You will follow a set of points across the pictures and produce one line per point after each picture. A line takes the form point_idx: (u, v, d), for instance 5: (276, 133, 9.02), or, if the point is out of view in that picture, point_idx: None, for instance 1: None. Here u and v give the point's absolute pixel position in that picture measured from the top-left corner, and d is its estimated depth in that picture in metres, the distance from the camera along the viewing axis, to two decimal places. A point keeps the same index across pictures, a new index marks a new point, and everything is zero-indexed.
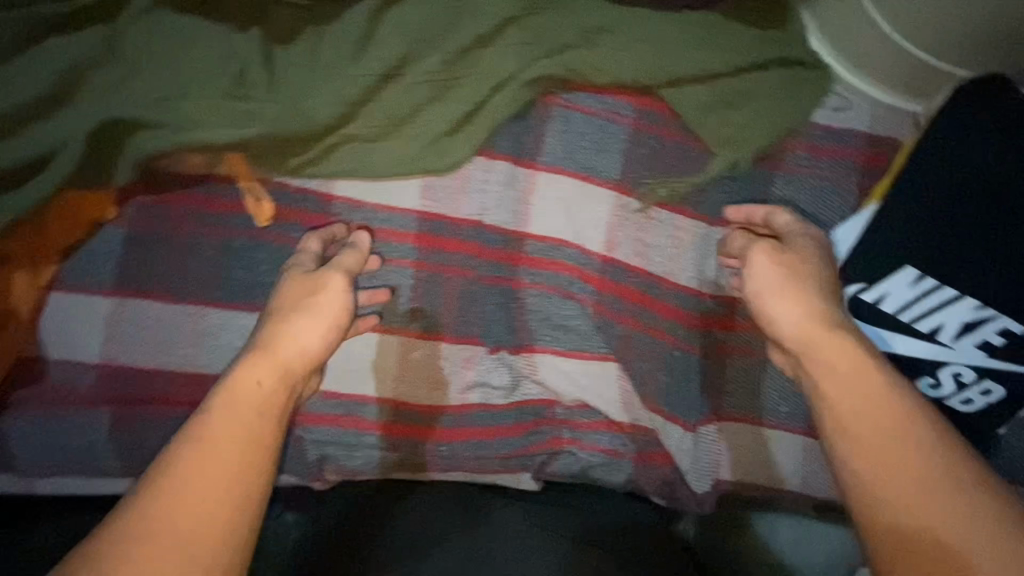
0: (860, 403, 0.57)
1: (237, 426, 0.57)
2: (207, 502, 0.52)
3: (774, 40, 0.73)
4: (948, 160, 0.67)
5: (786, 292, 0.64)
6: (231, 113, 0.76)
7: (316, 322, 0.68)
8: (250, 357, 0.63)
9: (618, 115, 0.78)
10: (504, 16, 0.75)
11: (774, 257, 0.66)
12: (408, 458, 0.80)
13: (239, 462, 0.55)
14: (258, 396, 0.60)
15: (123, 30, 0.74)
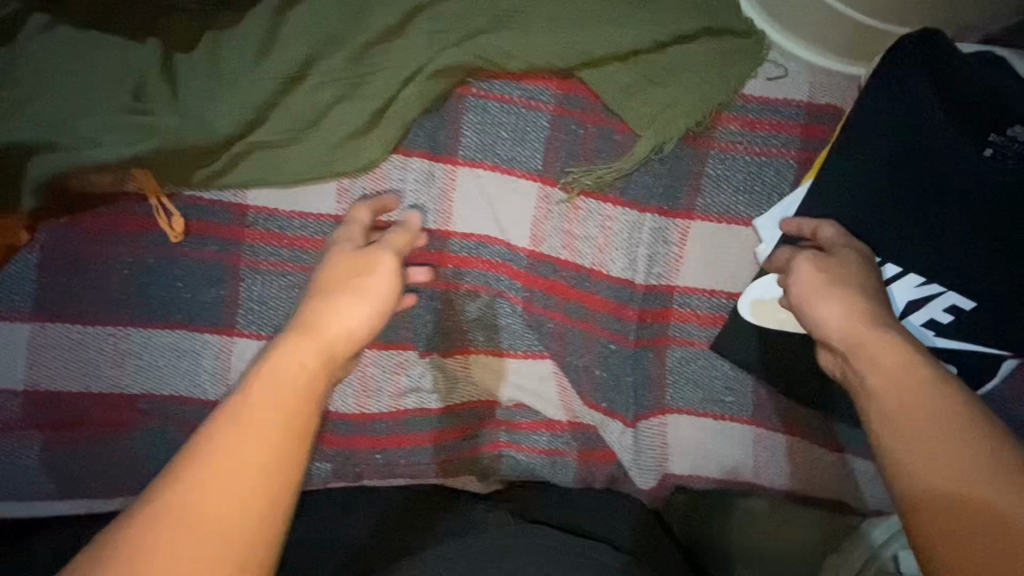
0: (901, 394, 0.51)
1: (267, 417, 0.47)
2: (224, 506, 0.43)
3: (698, 9, 0.72)
4: (885, 126, 0.65)
5: (831, 294, 0.59)
6: (126, 128, 0.68)
7: (360, 304, 0.59)
8: (295, 336, 0.54)
9: (536, 102, 0.74)
10: (408, 7, 0.72)
11: (819, 263, 0.62)
12: (461, 461, 0.78)
13: (267, 453, 0.45)
14: (299, 383, 0.50)
15: (16, 48, 0.68)
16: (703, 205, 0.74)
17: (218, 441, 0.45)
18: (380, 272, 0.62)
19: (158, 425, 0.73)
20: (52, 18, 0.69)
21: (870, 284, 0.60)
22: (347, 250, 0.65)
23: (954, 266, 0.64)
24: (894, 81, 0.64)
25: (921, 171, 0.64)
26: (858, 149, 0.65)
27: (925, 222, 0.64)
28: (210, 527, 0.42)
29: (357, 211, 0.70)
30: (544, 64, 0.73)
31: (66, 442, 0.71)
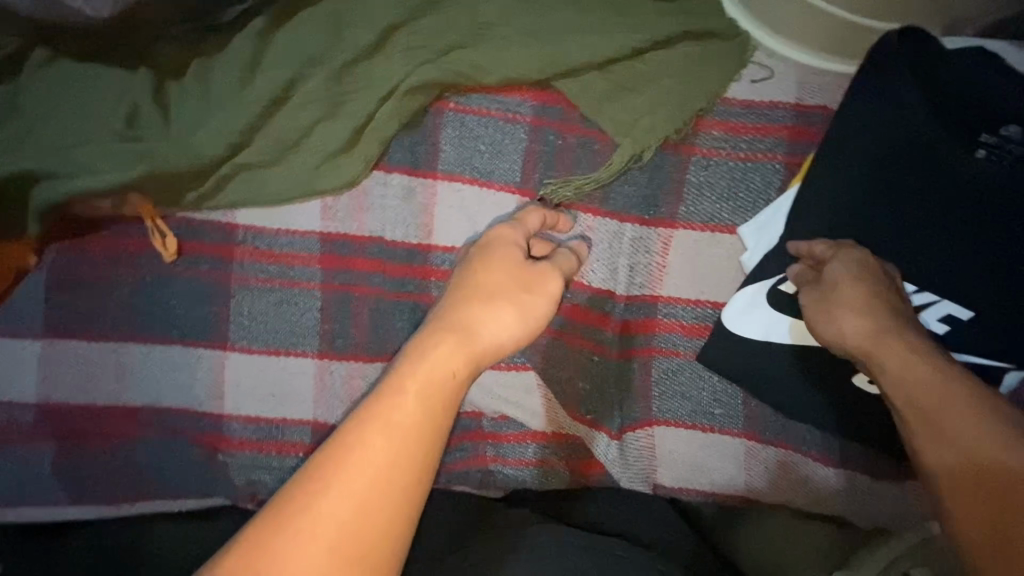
0: (923, 392, 0.53)
1: (412, 419, 0.49)
2: (368, 499, 0.46)
3: (679, 13, 0.71)
4: (876, 130, 0.64)
5: (838, 315, 0.59)
6: (120, 155, 0.72)
7: (518, 314, 0.59)
8: (449, 339, 0.54)
9: (514, 114, 0.75)
10: (385, 26, 0.73)
11: (816, 293, 0.61)
12: (556, 465, 0.76)
13: (403, 456, 0.48)
14: (449, 387, 0.52)
15: (23, 83, 0.72)
16: (685, 212, 0.72)
17: (372, 438, 0.48)
18: (542, 292, 0.61)
19: (155, 437, 0.76)
20: (52, 53, 0.73)
21: (882, 293, 0.59)
22: (506, 246, 0.64)
23: (953, 272, 0.62)
24: (878, 89, 0.64)
25: (923, 177, 0.63)
26: (850, 160, 0.65)
27: (933, 228, 0.63)
28: (351, 516, 0.46)
29: (529, 214, 0.69)
30: (522, 75, 0.72)
31: (73, 454, 0.75)
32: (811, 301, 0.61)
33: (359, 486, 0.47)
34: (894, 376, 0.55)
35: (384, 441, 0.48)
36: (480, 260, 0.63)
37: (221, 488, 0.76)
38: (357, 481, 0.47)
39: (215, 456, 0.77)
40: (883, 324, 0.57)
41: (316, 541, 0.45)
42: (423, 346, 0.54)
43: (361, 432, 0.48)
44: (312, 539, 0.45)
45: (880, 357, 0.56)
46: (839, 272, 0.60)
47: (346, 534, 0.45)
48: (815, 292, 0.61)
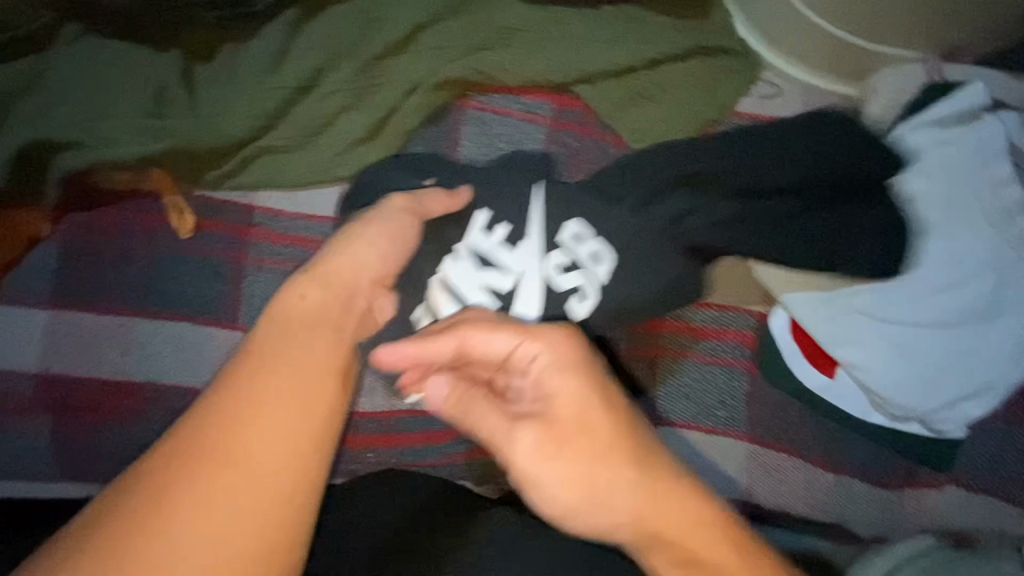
0: (669, 523, 0.48)
1: (299, 368, 0.48)
2: (258, 453, 0.43)
3: (692, 31, 0.76)
4: (834, 185, 0.67)
5: (553, 449, 0.50)
6: (146, 130, 0.73)
7: (379, 243, 0.61)
8: (302, 280, 0.55)
9: (534, 115, 0.78)
10: (413, 24, 0.77)
11: (538, 431, 0.50)
12: None
13: (300, 428, 0.45)
14: (326, 330, 0.52)
15: (49, 57, 0.73)
16: None
17: (258, 401, 0.45)
18: (400, 228, 0.62)
19: (157, 415, 0.75)
20: (84, 28, 0.75)
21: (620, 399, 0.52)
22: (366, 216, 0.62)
23: (961, 264, 0.65)
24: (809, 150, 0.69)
25: (879, 234, 0.65)
26: (820, 215, 0.66)
27: (916, 257, 0.66)
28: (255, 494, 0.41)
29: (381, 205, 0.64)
30: (544, 79, 0.76)
31: (73, 428, 0.74)
32: (530, 441, 0.50)
33: (242, 465, 0.42)
34: (650, 517, 0.48)
35: (251, 397, 0.45)
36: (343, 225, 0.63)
37: None
38: (235, 440, 0.43)
39: None
40: (627, 437, 0.50)
41: (204, 509, 0.40)
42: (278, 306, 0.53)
43: (248, 384, 0.45)
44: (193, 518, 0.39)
45: (584, 504, 0.49)
46: (551, 387, 0.51)
47: (239, 495, 0.41)
48: (528, 425, 0.51)
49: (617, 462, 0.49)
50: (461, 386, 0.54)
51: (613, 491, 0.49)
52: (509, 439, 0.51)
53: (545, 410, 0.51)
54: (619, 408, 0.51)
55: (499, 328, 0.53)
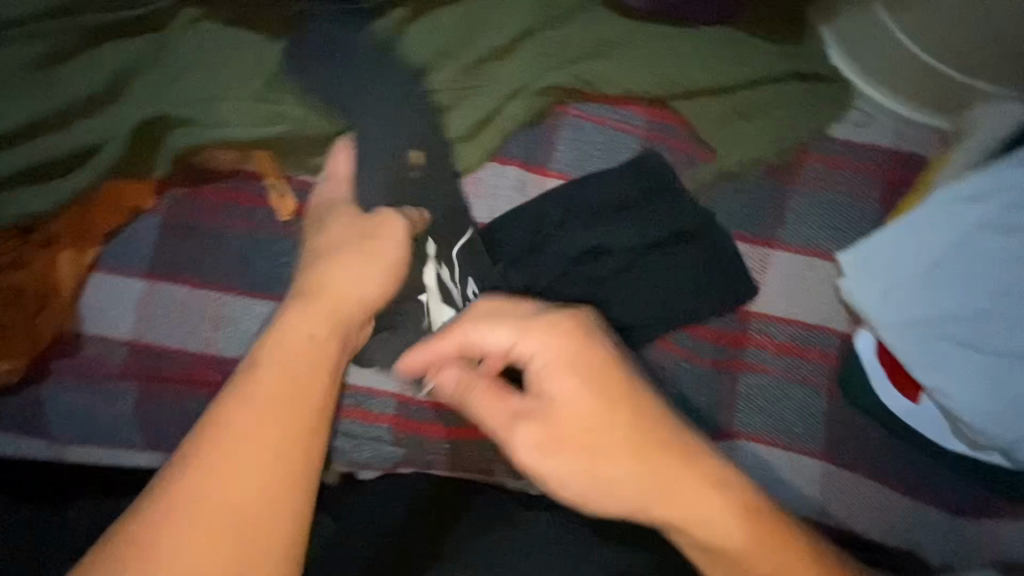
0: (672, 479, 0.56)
1: (293, 372, 0.54)
2: (245, 455, 0.49)
3: (790, 57, 0.78)
4: (931, 213, 0.69)
5: (549, 437, 0.56)
6: (256, 113, 0.75)
7: (369, 267, 0.64)
8: (300, 303, 0.60)
9: (629, 126, 0.80)
10: (519, 31, 0.80)
11: (533, 422, 0.57)
12: None
13: (287, 424, 0.51)
14: (311, 346, 0.57)
15: (168, 39, 0.74)
16: (789, 233, 0.76)
17: (241, 408, 0.51)
18: (383, 241, 0.66)
19: None
20: (200, 13, 0.76)
21: (611, 368, 0.58)
22: (340, 223, 0.68)
23: None
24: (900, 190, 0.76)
25: (969, 264, 0.69)
26: (912, 242, 0.70)
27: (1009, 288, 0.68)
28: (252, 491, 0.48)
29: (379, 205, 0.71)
30: (642, 90, 0.78)
31: (158, 399, 0.75)
32: (528, 436, 0.57)
33: (244, 463, 0.49)
34: (649, 495, 0.55)
35: (248, 404, 0.51)
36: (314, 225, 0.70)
37: None
38: (225, 446, 0.49)
39: None
40: (612, 419, 0.56)
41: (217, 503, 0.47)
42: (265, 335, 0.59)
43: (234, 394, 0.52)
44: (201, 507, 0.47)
45: (585, 483, 0.56)
46: (550, 386, 0.57)
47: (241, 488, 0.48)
48: (525, 419, 0.57)
49: (604, 428, 0.56)
50: (477, 386, 0.59)
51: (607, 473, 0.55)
52: (511, 434, 0.57)
53: (545, 406, 0.57)
54: (611, 388, 0.57)
55: (498, 322, 0.58)
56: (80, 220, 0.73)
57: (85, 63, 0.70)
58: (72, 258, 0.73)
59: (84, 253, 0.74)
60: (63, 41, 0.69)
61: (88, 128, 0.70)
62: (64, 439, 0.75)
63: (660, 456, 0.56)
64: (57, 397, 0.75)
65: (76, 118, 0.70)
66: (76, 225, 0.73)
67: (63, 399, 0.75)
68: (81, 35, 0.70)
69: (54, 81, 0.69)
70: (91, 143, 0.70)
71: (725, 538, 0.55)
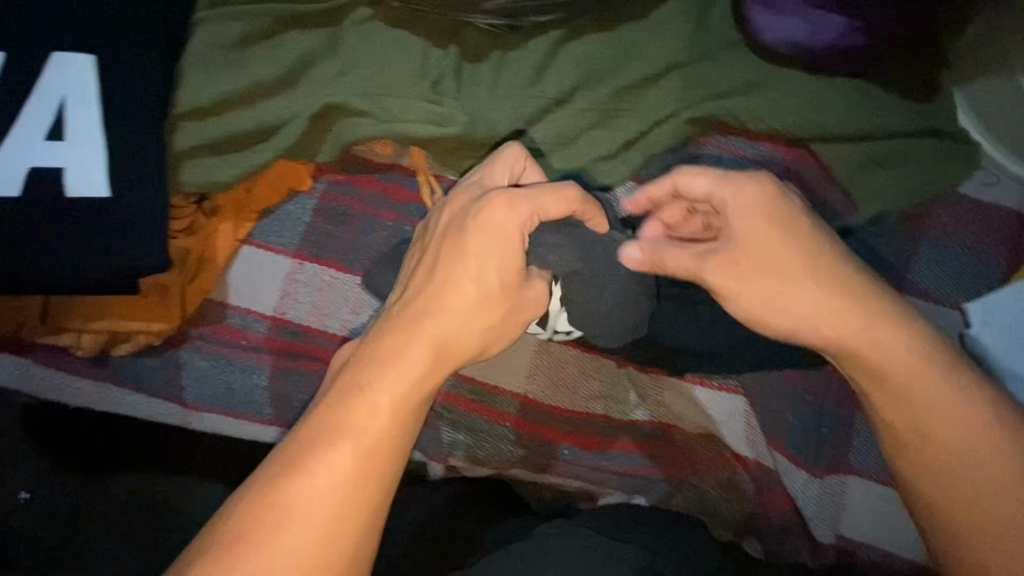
0: (925, 391, 0.58)
1: (400, 424, 0.52)
2: (337, 493, 0.49)
3: (924, 113, 0.82)
4: None
5: (749, 265, 0.61)
6: (422, 113, 0.79)
7: (472, 319, 0.57)
8: (417, 344, 0.54)
9: (767, 162, 0.85)
10: (667, 63, 0.84)
11: (723, 259, 0.61)
12: (752, 492, 0.80)
13: (367, 479, 0.50)
14: (416, 394, 0.53)
15: (344, 33, 0.78)
16: (913, 280, 0.82)
17: (346, 445, 0.50)
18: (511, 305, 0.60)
19: None
20: (372, 13, 0.79)
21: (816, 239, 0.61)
22: (498, 224, 0.57)
23: None
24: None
25: None
26: None
27: None
28: (319, 536, 0.48)
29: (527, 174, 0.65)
30: (782, 132, 0.84)
31: (294, 377, 0.76)
32: (722, 271, 0.61)
33: (321, 503, 0.48)
34: (845, 326, 0.59)
35: (353, 445, 0.50)
36: (452, 244, 0.58)
37: (425, 439, 0.79)
38: (325, 479, 0.49)
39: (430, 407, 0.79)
40: (814, 261, 0.61)
41: (290, 538, 0.47)
42: (379, 341, 0.55)
43: (344, 418, 0.51)
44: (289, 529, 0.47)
45: (773, 311, 0.61)
46: (746, 228, 0.61)
47: (324, 528, 0.48)
48: (715, 256, 0.61)
49: (816, 289, 0.60)
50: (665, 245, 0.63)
51: (805, 297, 0.60)
52: (701, 272, 0.62)
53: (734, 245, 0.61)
54: (819, 256, 0.61)
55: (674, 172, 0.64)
56: (242, 195, 0.75)
57: (274, 49, 0.74)
58: (229, 231, 0.75)
59: (239, 227, 0.76)
60: (259, 26, 0.74)
61: (272, 108, 0.73)
62: (197, 406, 0.76)
63: (867, 301, 0.60)
64: (194, 364, 0.76)
65: (260, 98, 0.73)
66: (235, 197, 0.75)
67: (200, 367, 0.76)
68: (276, 21, 0.75)
69: (244, 62, 0.73)
70: (272, 123, 0.73)
71: (965, 455, 0.56)
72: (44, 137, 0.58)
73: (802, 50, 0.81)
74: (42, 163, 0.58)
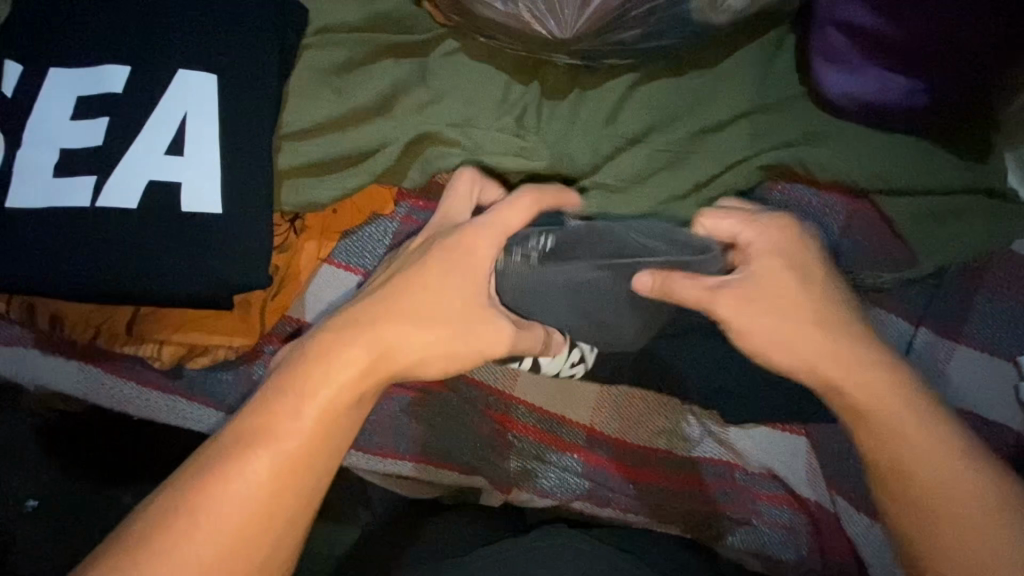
0: (905, 416, 0.56)
1: (326, 435, 0.51)
2: (247, 501, 0.48)
3: (981, 173, 0.86)
4: None
5: (761, 295, 0.59)
6: (505, 145, 0.82)
7: (421, 327, 0.56)
8: (352, 347, 0.53)
9: (829, 211, 0.90)
10: (738, 111, 0.88)
11: (736, 291, 0.60)
12: (814, 535, 0.79)
13: (284, 484, 0.49)
14: (348, 401, 0.52)
15: (434, 64, 0.80)
16: (967, 331, 0.87)
17: (266, 453, 0.49)
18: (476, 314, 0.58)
19: (446, 396, 0.79)
20: (460, 46, 0.81)
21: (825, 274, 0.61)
22: (468, 241, 0.58)
23: None
24: None
25: None
26: None
27: None
28: (226, 540, 0.47)
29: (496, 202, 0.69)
30: (846, 182, 0.87)
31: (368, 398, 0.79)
32: (731, 299, 0.60)
33: (232, 508, 0.48)
34: (842, 361, 0.58)
35: (273, 454, 0.49)
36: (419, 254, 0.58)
37: (488, 467, 0.78)
38: (239, 487, 0.48)
39: (503, 435, 0.79)
40: (823, 295, 0.60)
41: (195, 542, 0.47)
42: (315, 343, 0.53)
43: (270, 425, 0.50)
44: (196, 536, 0.47)
45: (775, 345, 0.60)
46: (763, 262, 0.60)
47: (235, 533, 0.48)
48: (727, 288, 0.60)
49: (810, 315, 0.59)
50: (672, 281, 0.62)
51: (813, 334, 0.59)
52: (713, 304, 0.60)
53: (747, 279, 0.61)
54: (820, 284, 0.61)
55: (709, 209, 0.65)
56: (328, 216, 0.77)
57: (369, 76, 0.76)
58: (313, 249, 0.77)
59: (321, 247, 0.77)
60: (356, 53, 0.77)
61: (366, 135, 0.75)
62: None
63: (849, 329, 0.59)
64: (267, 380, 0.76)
65: (355, 125, 0.75)
66: (322, 218, 0.77)
67: None
68: (372, 49, 0.77)
69: (344, 89, 0.75)
70: (366, 149, 0.76)
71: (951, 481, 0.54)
72: (162, 151, 0.61)
73: (865, 104, 0.84)
74: (159, 176, 0.61)
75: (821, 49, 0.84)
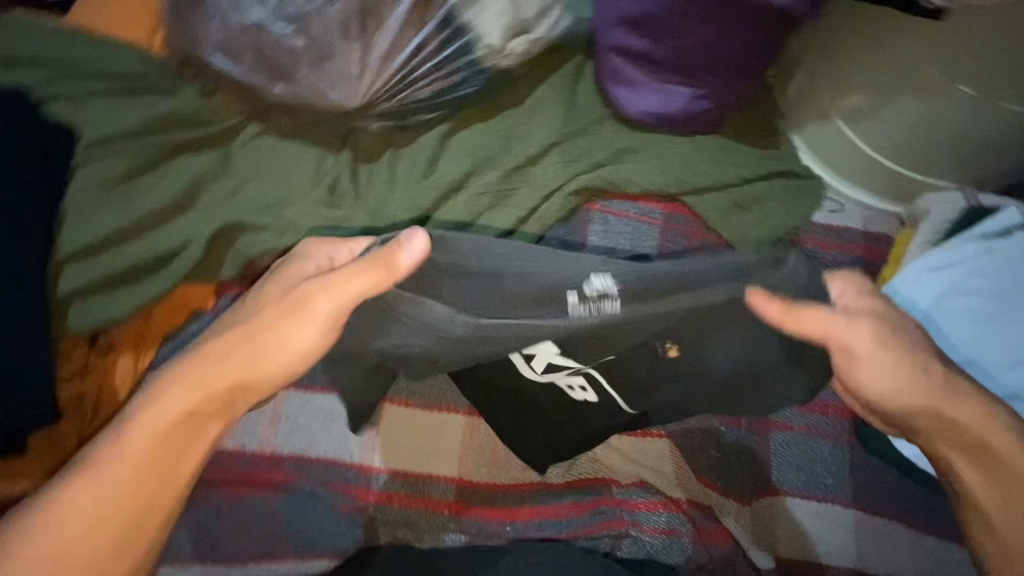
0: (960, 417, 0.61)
1: (168, 462, 0.58)
2: (85, 521, 0.54)
3: (774, 158, 0.93)
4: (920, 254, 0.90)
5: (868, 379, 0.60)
6: (323, 219, 0.82)
7: (266, 347, 0.60)
8: (182, 382, 0.59)
9: (649, 218, 0.99)
10: (550, 140, 0.91)
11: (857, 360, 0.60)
12: (701, 529, 0.80)
13: (127, 495, 0.56)
14: (179, 427, 0.58)
15: (237, 153, 0.80)
16: None
17: (106, 472, 0.56)
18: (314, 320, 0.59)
19: (302, 484, 0.77)
20: (260, 129, 0.81)
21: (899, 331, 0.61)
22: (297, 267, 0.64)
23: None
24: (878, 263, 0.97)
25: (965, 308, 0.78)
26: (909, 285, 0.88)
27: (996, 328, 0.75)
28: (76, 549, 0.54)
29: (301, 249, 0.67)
30: (655, 191, 0.94)
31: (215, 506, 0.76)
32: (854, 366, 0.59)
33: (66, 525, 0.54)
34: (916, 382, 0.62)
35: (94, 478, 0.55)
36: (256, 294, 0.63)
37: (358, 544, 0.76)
38: (66, 515, 0.54)
39: (365, 507, 0.77)
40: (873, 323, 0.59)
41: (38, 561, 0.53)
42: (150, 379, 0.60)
43: (103, 455, 0.56)
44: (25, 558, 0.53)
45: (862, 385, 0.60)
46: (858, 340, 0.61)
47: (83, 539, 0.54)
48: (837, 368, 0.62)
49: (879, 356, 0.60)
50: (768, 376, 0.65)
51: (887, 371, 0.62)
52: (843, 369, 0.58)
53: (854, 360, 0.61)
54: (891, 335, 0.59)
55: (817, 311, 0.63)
56: (139, 329, 0.80)
57: (160, 178, 0.76)
58: (129, 363, 0.79)
59: (140, 357, 0.80)
60: (147, 157, 0.76)
61: (168, 236, 0.76)
62: None
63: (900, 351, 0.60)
64: None
65: (155, 229, 0.76)
66: (134, 332, 0.79)
67: None
68: (164, 149, 0.77)
69: (137, 197, 0.75)
70: (167, 252, 0.77)
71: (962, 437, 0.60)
72: None
73: (660, 116, 0.87)
74: None
75: (610, 74, 0.86)
